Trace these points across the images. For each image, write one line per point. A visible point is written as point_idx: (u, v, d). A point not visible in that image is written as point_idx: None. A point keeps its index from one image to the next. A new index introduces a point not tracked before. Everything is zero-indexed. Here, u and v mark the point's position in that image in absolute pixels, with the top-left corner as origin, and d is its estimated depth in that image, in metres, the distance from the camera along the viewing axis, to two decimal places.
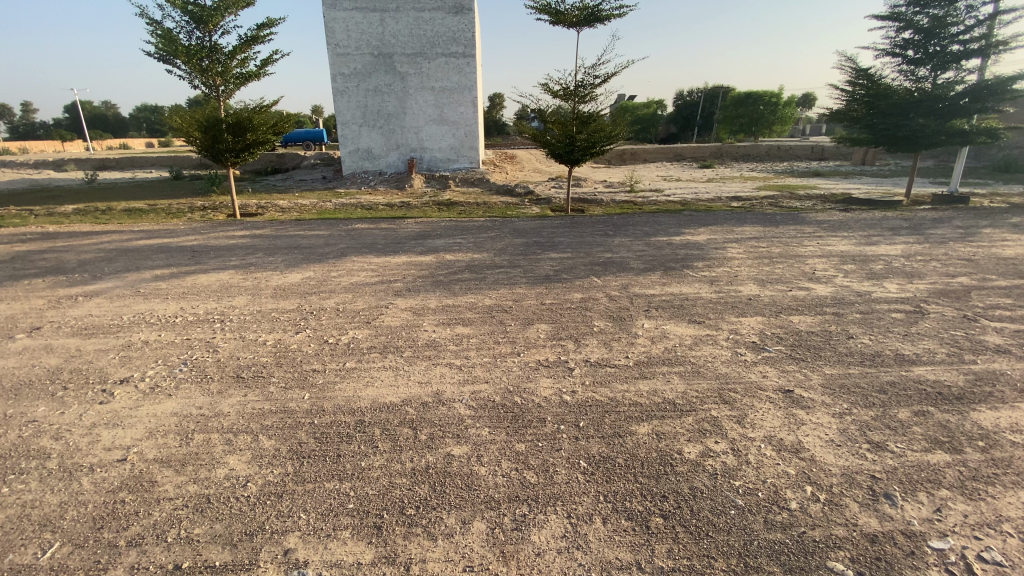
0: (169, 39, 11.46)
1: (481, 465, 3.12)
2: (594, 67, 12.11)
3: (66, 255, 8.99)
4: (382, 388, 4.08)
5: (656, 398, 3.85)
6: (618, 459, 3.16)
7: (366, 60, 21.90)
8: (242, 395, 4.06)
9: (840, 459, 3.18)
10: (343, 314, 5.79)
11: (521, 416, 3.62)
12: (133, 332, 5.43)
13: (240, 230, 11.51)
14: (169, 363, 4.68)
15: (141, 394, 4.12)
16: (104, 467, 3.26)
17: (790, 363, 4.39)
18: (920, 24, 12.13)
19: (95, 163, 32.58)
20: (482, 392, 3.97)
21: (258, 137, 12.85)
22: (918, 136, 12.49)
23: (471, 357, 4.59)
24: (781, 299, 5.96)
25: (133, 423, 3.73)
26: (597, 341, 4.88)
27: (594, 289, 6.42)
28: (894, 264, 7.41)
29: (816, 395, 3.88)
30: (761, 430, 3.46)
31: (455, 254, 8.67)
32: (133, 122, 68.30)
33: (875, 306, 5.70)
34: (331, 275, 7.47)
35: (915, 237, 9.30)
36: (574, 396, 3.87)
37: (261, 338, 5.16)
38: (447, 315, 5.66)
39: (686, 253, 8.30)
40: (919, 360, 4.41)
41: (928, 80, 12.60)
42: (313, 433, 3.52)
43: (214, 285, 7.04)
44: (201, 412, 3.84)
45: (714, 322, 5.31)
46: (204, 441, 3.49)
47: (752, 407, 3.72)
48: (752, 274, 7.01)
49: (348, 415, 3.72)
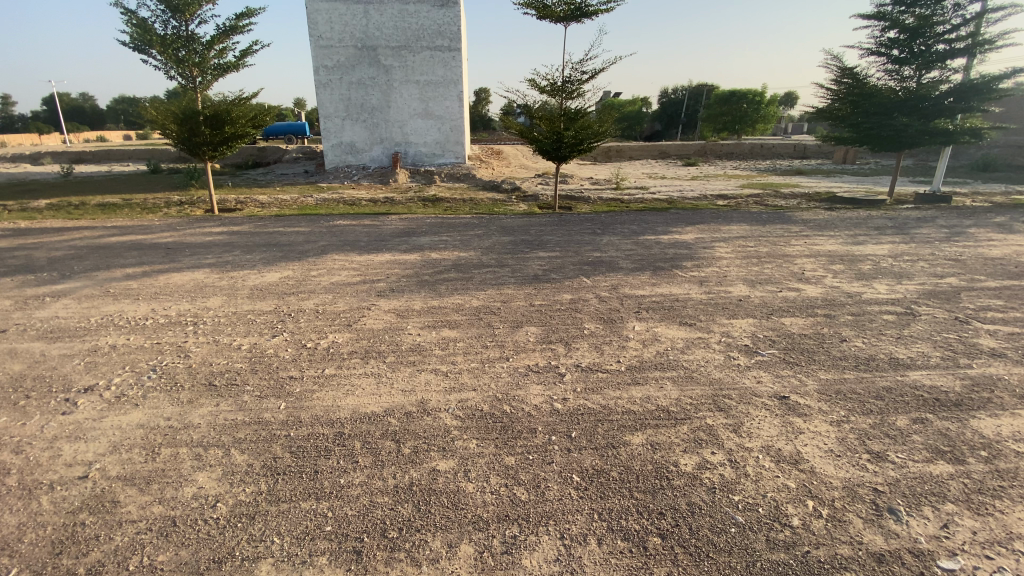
0: (143, 28, 11.03)
1: (467, 482, 2.95)
2: (581, 63, 11.94)
3: (34, 253, 8.58)
4: (363, 397, 3.88)
5: (649, 405, 3.71)
6: (612, 472, 3.01)
7: (349, 52, 21.48)
8: (215, 405, 3.83)
9: (841, 471, 3.07)
10: (323, 316, 5.56)
11: (509, 427, 3.45)
12: (100, 335, 5.13)
13: (218, 226, 11.15)
14: (137, 370, 4.40)
15: (107, 404, 3.85)
16: (63, 486, 2.99)
17: (785, 367, 4.27)
18: (905, 23, 12.19)
19: (70, 155, 31.52)
20: (469, 400, 3.79)
21: (236, 130, 12.44)
22: (902, 136, 12.56)
23: (457, 363, 4.40)
24: (772, 300, 5.88)
25: (96, 436, 3.46)
26: (587, 344, 4.73)
27: (583, 290, 6.28)
28: (882, 264, 7.40)
29: (813, 402, 3.78)
30: (758, 439, 3.34)
31: (441, 252, 8.46)
32: (110, 114, 66.71)
33: (867, 307, 5.65)
34: (312, 274, 7.22)
35: (901, 236, 9.34)
36: (565, 404, 3.72)
37: (236, 343, 4.92)
38: (431, 317, 5.46)
39: (675, 253, 8.21)
40: (914, 364, 4.35)
41: (914, 80, 12.70)
42: (289, 447, 3.32)
43: (189, 285, 6.75)
44: (170, 424, 3.59)
45: (706, 324, 5.20)
46: (172, 457, 3.25)
47: (749, 415, 3.60)
48: (741, 274, 6.93)
49: (326, 427, 3.52)
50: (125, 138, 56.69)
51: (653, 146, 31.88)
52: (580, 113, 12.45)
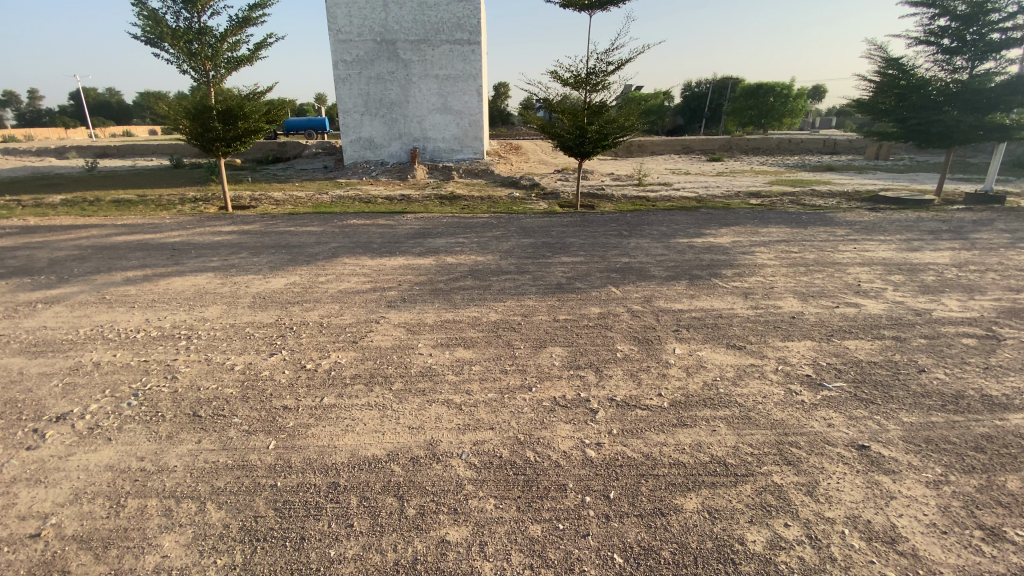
0: (155, 20, 10.66)
1: (484, 560, 2.40)
2: (608, 53, 11.23)
3: (37, 253, 8.28)
4: (363, 436, 3.34)
5: (701, 456, 3.10)
6: (664, 552, 2.44)
7: (369, 47, 21.04)
8: (196, 441, 3.35)
9: (950, 556, 2.44)
10: (327, 331, 5.05)
11: (535, 482, 2.89)
12: (85, 351, 4.69)
13: (227, 225, 10.79)
14: (117, 395, 3.94)
15: (76, 438, 3.41)
16: (10, 547, 2.56)
17: (859, 407, 3.63)
18: (958, 9, 11.26)
19: (95, 151, 31.82)
20: (486, 443, 3.24)
21: (249, 125, 12.10)
22: (955, 132, 11.58)
23: (474, 393, 3.83)
24: (830, 317, 5.21)
25: (58, 480, 3.03)
26: (621, 372, 4.13)
27: (613, 303, 5.68)
28: (947, 275, 6.62)
29: (899, 454, 3.16)
30: (841, 507, 2.73)
31: (457, 256, 7.92)
32: (138, 109, 67.95)
33: (941, 329, 4.93)
34: (319, 280, 6.73)
35: (959, 241, 8.52)
36: (599, 451, 3.14)
37: (229, 362, 4.42)
38: (444, 334, 4.90)
39: (712, 259, 7.53)
40: (1013, 405, 3.65)
41: (965, 72, 11.71)
42: (273, 502, 2.81)
43: (189, 292, 6.31)
44: (142, 467, 3.13)
45: (757, 348, 4.55)
46: (138, 512, 2.78)
47: (824, 471, 3.00)
48: (789, 285, 6.24)
49: (319, 475, 3.00)
50: (151, 134, 57.22)
51: (677, 141, 30.87)
52: (605, 107, 11.76)
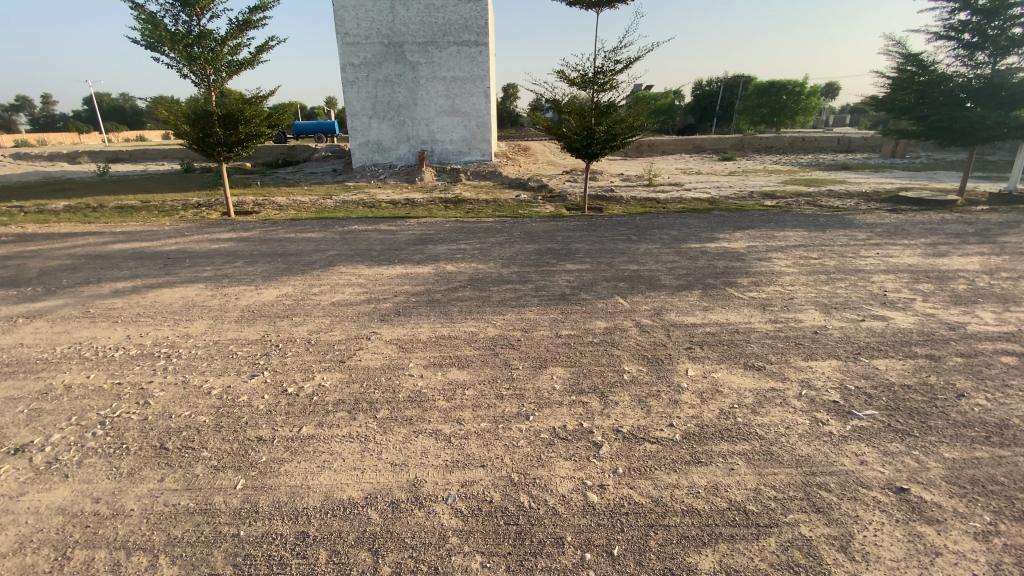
0: (153, 23, 10.46)
1: None
2: (616, 52, 10.86)
3: (29, 263, 8.08)
4: (341, 475, 3.02)
5: (718, 501, 2.74)
6: None
7: (375, 49, 20.84)
8: (158, 480, 3.05)
9: None
10: (314, 349, 4.73)
11: (528, 535, 2.55)
12: (58, 371, 4.43)
13: (227, 231, 10.57)
14: (82, 424, 3.66)
15: (30, 475, 3.12)
16: None
17: (894, 440, 3.24)
18: (978, 3, 10.76)
19: (107, 155, 31.97)
20: (475, 483, 2.90)
21: (251, 130, 11.91)
22: (978, 129, 11.01)
23: (465, 423, 3.49)
24: (855, 332, 4.81)
25: (3, 525, 2.74)
26: (628, 398, 3.76)
27: (620, 316, 5.32)
28: (978, 283, 6.18)
29: (941, 499, 2.77)
30: (880, 567, 2.35)
31: (458, 264, 7.60)
32: None
33: (977, 345, 4.51)
34: (312, 291, 6.44)
35: (988, 246, 8.03)
36: (602, 495, 2.79)
37: (205, 386, 4.13)
38: (438, 353, 4.56)
39: (727, 266, 7.13)
40: None
41: (988, 67, 11.15)
42: (234, 556, 2.50)
43: (176, 305, 6.05)
44: (96, 510, 2.83)
45: (777, 369, 4.16)
46: (83, 566, 2.48)
47: (859, 520, 2.62)
48: (809, 296, 5.84)
49: (286, 523, 2.68)
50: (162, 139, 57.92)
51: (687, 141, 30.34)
52: (613, 107, 11.39)
